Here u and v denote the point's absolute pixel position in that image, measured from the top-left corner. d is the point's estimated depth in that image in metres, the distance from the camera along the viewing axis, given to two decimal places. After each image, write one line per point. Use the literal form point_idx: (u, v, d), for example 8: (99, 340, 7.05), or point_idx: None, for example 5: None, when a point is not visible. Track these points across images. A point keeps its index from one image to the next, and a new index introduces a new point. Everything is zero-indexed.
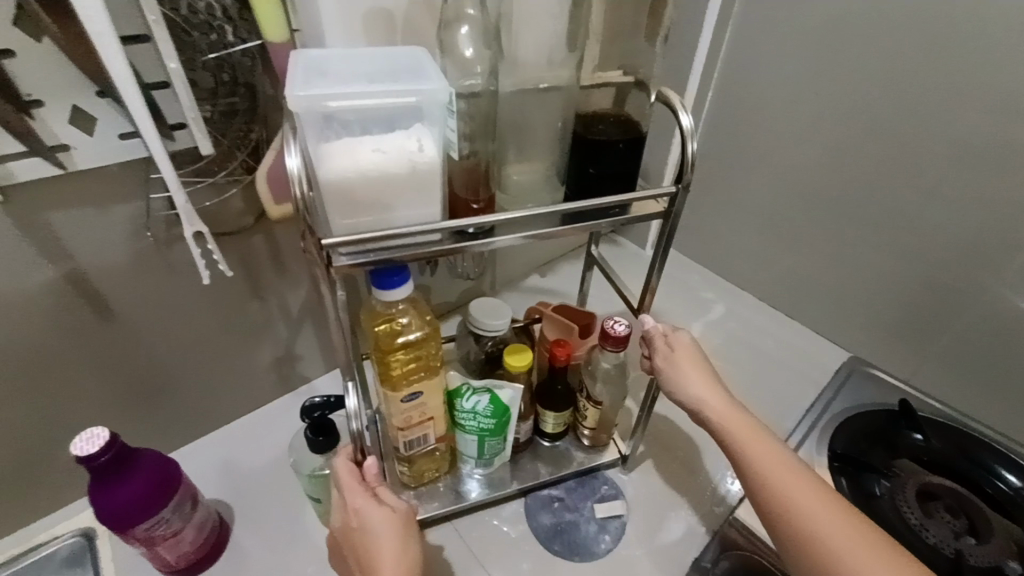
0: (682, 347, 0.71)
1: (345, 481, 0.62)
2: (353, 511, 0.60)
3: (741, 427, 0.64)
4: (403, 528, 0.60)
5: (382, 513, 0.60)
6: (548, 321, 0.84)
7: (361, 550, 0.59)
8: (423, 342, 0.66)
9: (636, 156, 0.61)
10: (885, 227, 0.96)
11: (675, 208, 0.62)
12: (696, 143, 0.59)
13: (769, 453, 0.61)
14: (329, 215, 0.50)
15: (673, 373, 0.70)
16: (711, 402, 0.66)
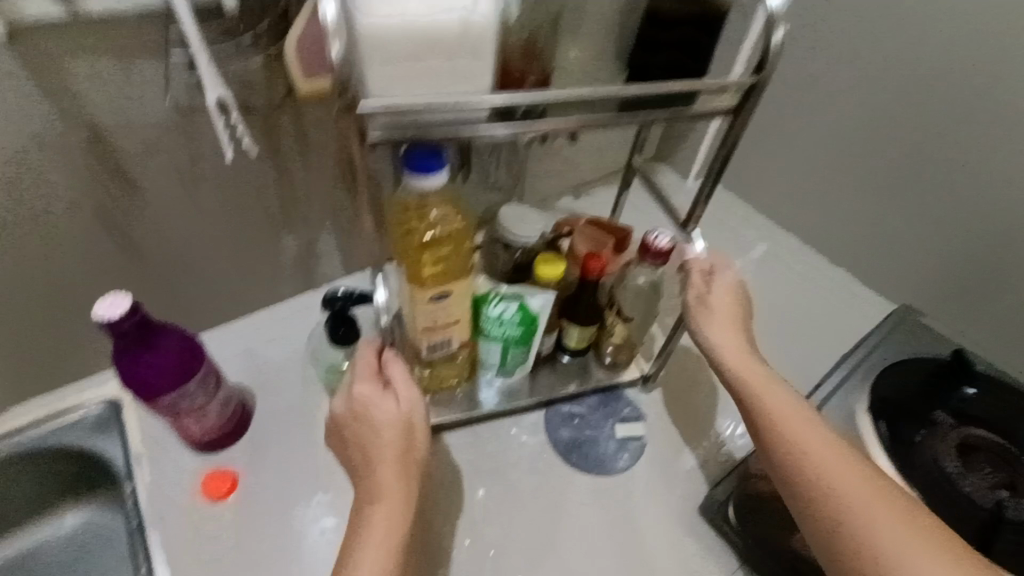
0: (722, 289, 0.67)
1: (359, 369, 0.62)
2: (360, 402, 0.60)
3: (755, 376, 0.63)
4: (408, 430, 0.59)
5: (391, 410, 0.59)
6: (579, 234, 0.79)
7: (363, 440, 0.59)
8: (452, 240, 0.61)
9: (708, 43, 0.53)
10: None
11: (750, 103, 0.55)
12: (785, 29, 0.50)
13: (782, 404, 0.61)
14: (367, 76, 0.44)
15: (704, 318, 0.67)
16: (731, 350, 0.65)
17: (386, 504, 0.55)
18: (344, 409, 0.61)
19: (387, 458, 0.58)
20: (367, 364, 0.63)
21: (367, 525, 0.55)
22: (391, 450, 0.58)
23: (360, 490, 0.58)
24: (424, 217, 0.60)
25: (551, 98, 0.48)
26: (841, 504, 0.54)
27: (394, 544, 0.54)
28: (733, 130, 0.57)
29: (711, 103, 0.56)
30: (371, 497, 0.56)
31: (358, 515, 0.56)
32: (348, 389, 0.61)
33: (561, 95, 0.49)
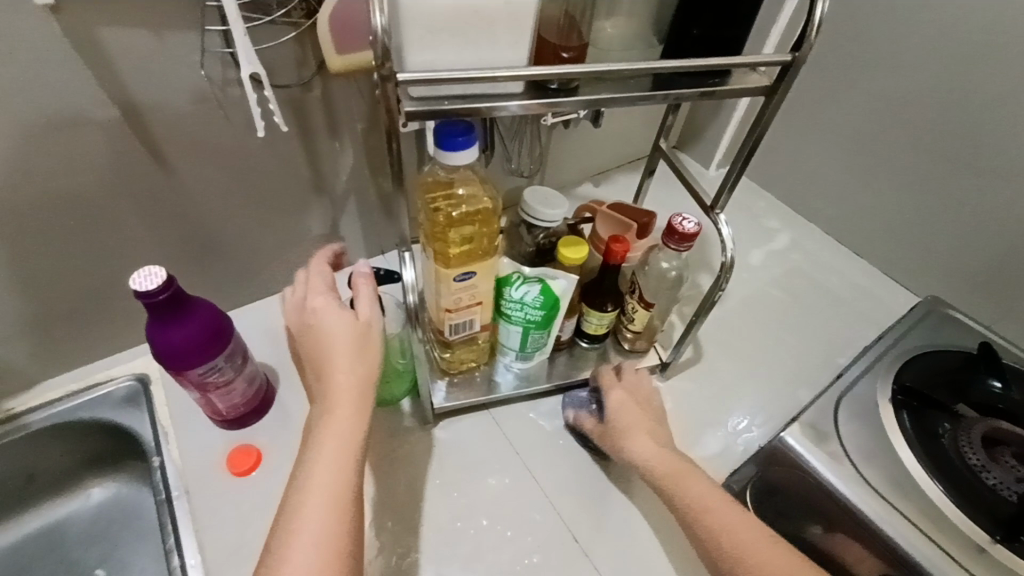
0: (614, 404, 0.73)
1: (316, 282, 0.62)
2: (312, 312, 0.59)
3: (674, 469, 0.65)
4: (362, 336, 0.58)
5: (339, 315, 0.58)
6: (602, 218, 0.80)
7: (316, 350, 0.58)
8: (478, 218, 0.61)
9: (750, 11, 0.52)
10: (998, 160, 0.86)
11: (782, 84, 0.55)
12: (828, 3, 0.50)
13: (703, 492, 0.62)
14: (405, 48, 0.44)
15: (617, 436, 0.71)
16: (650, 456, 0.67)
17: (339, 410, 0.54)
18: (297, 326, 0.60)
19: (339, 363, 0.56)
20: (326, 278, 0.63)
21: (321, 433, 0.53)
22: (346, 353, 0.57)
23: (316, 401, 0.56)
24: (453, 197, 0.60)
25: (588, 73, 0.49)
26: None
27: (353, 447, 0.53)
28: (767, 112, 0.57)
29: (745, 83, 0.56)
30: (325, 406, 0.55)
31: (311, 429, 0.54)
32: (302, 302, 0.61)
33: (598, 70, 0.49)
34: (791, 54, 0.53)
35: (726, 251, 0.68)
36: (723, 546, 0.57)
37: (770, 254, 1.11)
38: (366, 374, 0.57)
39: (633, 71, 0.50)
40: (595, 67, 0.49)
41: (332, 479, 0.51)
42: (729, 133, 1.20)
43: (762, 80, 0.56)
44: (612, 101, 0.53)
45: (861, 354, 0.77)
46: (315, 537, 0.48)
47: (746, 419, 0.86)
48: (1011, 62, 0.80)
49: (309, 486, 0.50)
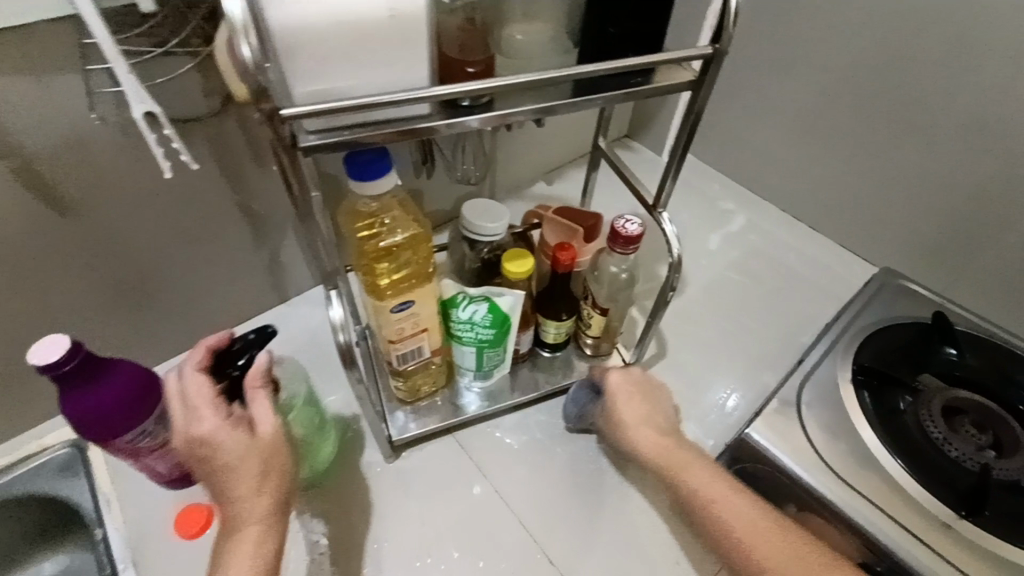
0: (612, 391, 0.71)
1: (192, 392, 0.53)
2: (195, 436, 0.51)
3: (677, 457, 0.64)
4: (264, 455, 0.53)
5: (237, 439, 0.52)
6: (549, 224, 0.76)
7: (212, 472, 0.52)
8: (408, 246, 0.58)
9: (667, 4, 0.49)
10: (942, 125, 0.86)
11: (706, 77, 0.53)
12: None
13: (705, 484, 0.61)
14: (290, 80, 0.40)
15: (618, 431, 0.69)
16: (652, 446, 0.66)
17: (244, 538, 0.51)
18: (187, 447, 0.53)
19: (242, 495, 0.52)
20: (205, 390, 0.54)
21: (228, 559, 0.50)
22: (245, 472, 0.52)
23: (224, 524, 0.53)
24: (382, 225, 0.57)
25: (500, 87, 0.46)
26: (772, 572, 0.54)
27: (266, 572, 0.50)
28: (697, 106, 0.55)
29: (669, 78, 0.54)
30: (234, 531, 0.52)
31: (221, 551, 0.52)
32: (185, 420, 0.53)
33: (510, 83, 0.46)
34: (711, 46, 0.51)
35: (673, 249, 0.66)
36: (729, 532, 0.57)
37: (729, 238, 1.11)
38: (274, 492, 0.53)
39: (547, 79, 0.48)
40: (506, 79, 0.46)
41: None
42: (677, 118, 1.19)
43: (687, 74, 0.54)
44: (530, 113, 0.50)
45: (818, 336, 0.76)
46: None
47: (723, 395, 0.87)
48: (947, 24, 0.80)
49: None
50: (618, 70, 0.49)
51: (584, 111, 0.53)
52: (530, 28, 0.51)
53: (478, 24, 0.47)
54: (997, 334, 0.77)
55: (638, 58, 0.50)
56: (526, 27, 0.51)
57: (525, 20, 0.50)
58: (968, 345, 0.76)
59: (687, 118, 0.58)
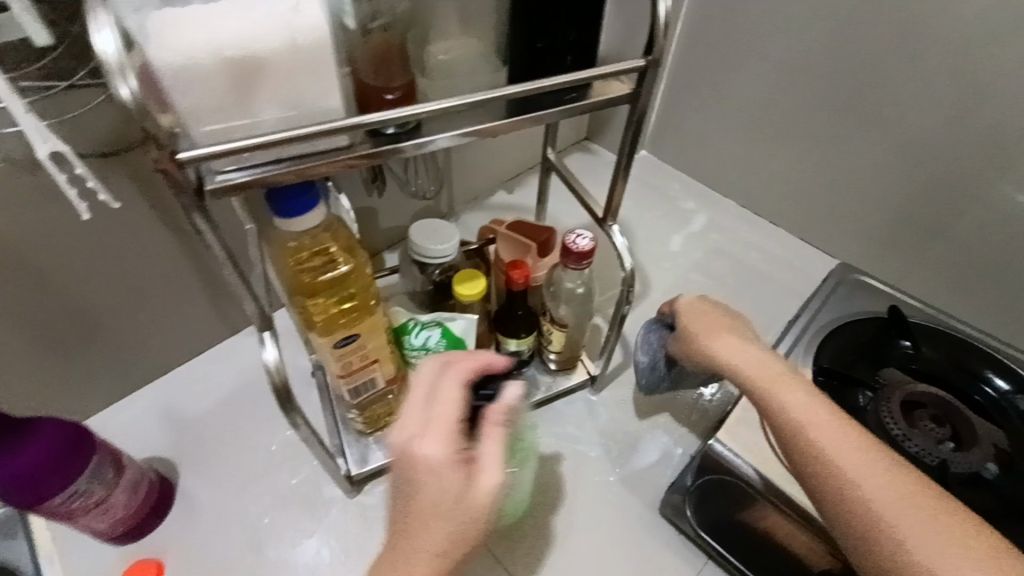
0: (692, 315, 0.68)
1: (443, 408, 0.48)
2: (423, 459, 0.45)
3: (775, 379, 0.58)
4: (471, 515, 0.45)
5: (457, 481, 0.45)
6: (503, 241, 0.75)
7: (409, 503, 0.45)
8: (347, 277, 0.55)
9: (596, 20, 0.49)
10: (893, 114, 0.87)
11: (642, 88, 0.52)
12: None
13: (804, 411, 0.55)
14: (186, 120, 0.37)
15: (694, 346, 0.66)
16: (741, 361, 0.61)
17: None
18: (399, 457, 0.47)
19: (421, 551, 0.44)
20: (454, 416, 0.48)
21: None
22: (444, 521, 0.44)
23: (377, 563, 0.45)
24: (325, 259, 0.54)
25: (424, 112, 0.44)
26: (878, 515, 0.47)
27: None
28: (636, 117, 0.53)
29: (605, 91, 0.52)
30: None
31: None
32: (418, 435, 0.47)
33: (435, 107, 0.44)
34: (645, 57, 0.49)
35: (625, 262, 0.65)
36: (819, 455, 0.52)
37: (691, 238, 1.11)
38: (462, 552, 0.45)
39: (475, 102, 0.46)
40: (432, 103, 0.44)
41: None
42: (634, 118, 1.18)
43: (623, 85, 0.52)
44: (462, 136, 0.48)
45: (779, 335, 0.76)
46: None
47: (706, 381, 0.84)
48: (894, 14, 0.80)
49: None
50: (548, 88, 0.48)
51: (520, 130, 0.51)
52: (456, 44, 0.48)
53: (395, 45, 0.45)
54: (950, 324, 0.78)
55: (569, 74, 0.48)
56: (450, 44, 0.48)
57: (450, 35, 0.48)
58: (925, 335, 0.76)
59: (628, 130, 0.56)
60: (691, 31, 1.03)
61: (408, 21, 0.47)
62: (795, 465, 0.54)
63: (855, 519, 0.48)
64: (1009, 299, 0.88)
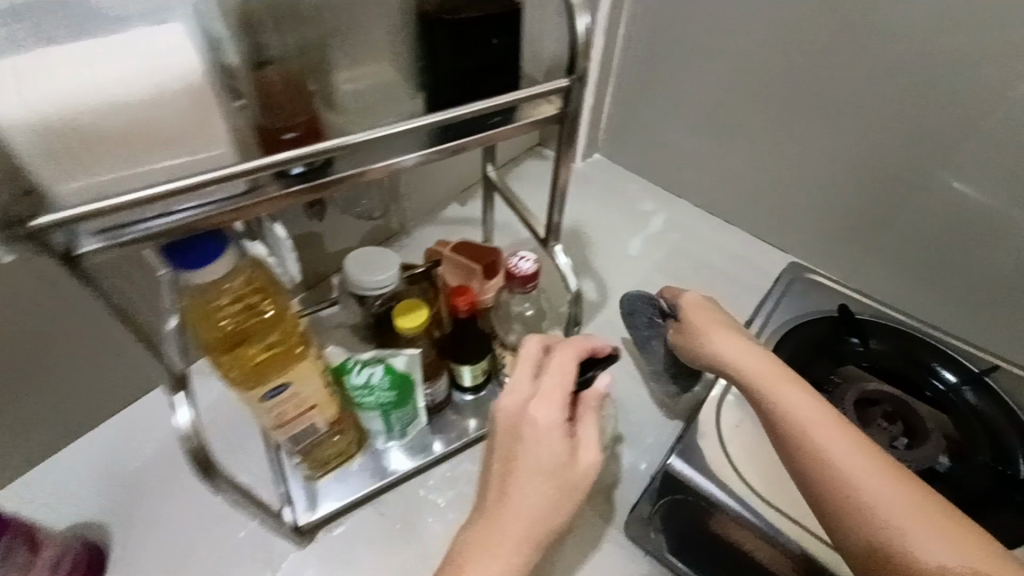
0: (698, 315, 0.72)
1: (552, 381, 0.53)
2: (531, 425, 0.51)
3: (774, 378, 0.61)
4: (564, 482, 0.50)
5: (563, 448, 0.50)
6: (447, 264, 0.72)
7: (509, 465, 0.50)
8: (271, 323, 0.52)
9: (514, 42, 0.47)
10: (837, 108, 0.87)
11: (567, 107, 0.49)
12: (589, 17, 0.45)
13: (799, 409, 0.57)
14: (47, 177, 0.35)
15: (696, 341, 0.70)
16: (740, 359, 0.64)
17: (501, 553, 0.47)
18: (507, 422, 0.52)
19: (520, 511, 0.48)
20: (560, 391, 0.53)
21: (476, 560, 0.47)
22: (540, 484, 0.49)
23: (473, 520, 0.50)
24: (250, 308, 0.50)
25: (329, 148, 0.42)
26: (875, 511, 0.49)
27: None
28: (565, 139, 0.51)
29: (529, 111, 0.49)
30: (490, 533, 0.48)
31: (467, 546, 0.48)
32: (525, 402, 0.52)
33: (341, 142, 0.42)
34: (567, 77, 0.47)
35: (570, 284, 0.63)
36: (811, 451, 0.54)
37: (649, 240, 1.10)
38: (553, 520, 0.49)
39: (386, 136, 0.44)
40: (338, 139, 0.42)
41: None
42: (588, 122, 1.17)
43: (548, 105, 0.50)
44: (381, 168, 0.45)
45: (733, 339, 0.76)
46: None
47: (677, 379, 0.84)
48: (833, 7, 0.80)
49: None
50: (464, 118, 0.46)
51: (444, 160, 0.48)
52: (368, 77, 0.46)
53: (300, 86, 0.44)
54: (900, 318, 0.77)
55: (486, 99, 0.46)
56: (359, 80, 0.46)
57: (361, 71, 0.47)
58: (878, 330, 0.76)
59: (559, 150, 0.54)
60: (640, 29, 1.02)
61: (309, 58, 0.45)
62: (788, 460, 0.56)
63: (848, 516, 0.50)
64: (959, 289, 0.89)
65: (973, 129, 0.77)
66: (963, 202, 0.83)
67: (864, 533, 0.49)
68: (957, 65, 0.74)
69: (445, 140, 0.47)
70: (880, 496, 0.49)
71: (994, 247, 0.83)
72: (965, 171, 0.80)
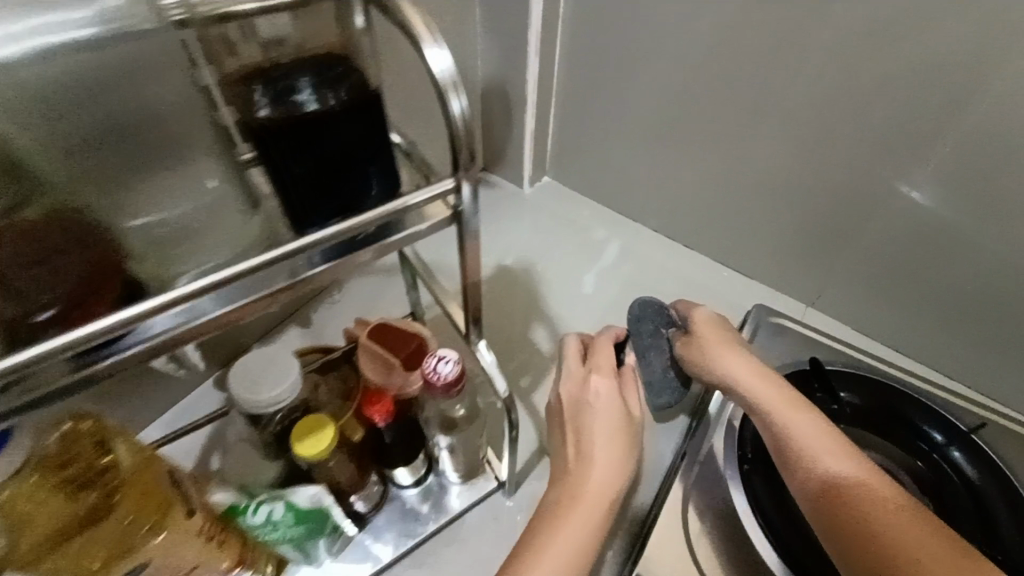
0: (704, 328, 0.70)
1: (601, 354, 0.65)
2: (591, 387, 0.62)
3: (780, 401, 0.59)
4: (628, 428, 0.60)
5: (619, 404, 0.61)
6: (362, 355, 0.61)
7: (577, 420, 0.61)
8: (106, 502, 0.40)
9: (367, 136, 0.39)
10: (798, 121, 0.78)
11: (461, 207, 0.42)
12: (462, 95, 0.37)
13: (808, 432, 0.56)
14: None
15: (699, 356, 0.67)
16: (745, 376, 0.62)
17: (593, 503, 0.55)
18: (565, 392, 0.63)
19: (602, 461, 0.57)
20: (608, 359, 0.65)
21: (562, 514, 0.55)
22: (612, 430, 0.59)
23: (560, 484, 0.57)
24: (67, 493, 0.40)
25: (174, 299, 0.36)
26: (894, 546, 0.47)
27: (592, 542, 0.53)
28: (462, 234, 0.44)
29: (414, 217, 0.42)
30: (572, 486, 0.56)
31: (563, 502, 0.56)
32: (579, 375, 0.64)
33: (186, 290, 0.37)
34: (451, 176, 0.41)
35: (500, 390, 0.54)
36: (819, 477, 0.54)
37: (604, 273, 1.01)
38: (624, 475, 0.58)
39: (236, 274, 0.38)
40: (186, 286, 0.37)
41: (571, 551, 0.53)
42: (531, 143, 1.06)
43: (439, 207, 0.43)
44: (224, 308, 0.38)
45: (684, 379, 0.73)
46: None
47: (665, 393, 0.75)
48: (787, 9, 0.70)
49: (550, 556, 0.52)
50: (337, 245, 0.40)
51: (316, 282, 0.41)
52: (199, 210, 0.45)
53: (110, 237, 0.41)
54: (876, 369, 0.70)
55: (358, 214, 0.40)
56: (178, 214, 0.44)
57: (180, 207, 0.45)
58: (856, 385, 0.67)
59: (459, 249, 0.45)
60: (578, 37, 0.91)
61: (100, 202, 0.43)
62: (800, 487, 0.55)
63: (864, 547, 0.49)
64: (935, 308, 0.83)
65: (933, 146, 0.70)
66: (930, 220, 0.76)
67: (883, 571, 0.47)
68: (922, 72, 0.66)
69: (311, 261, 0.40)
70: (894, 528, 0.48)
71: (964, 264, 0.77)
72: (931, 186, 0.73)
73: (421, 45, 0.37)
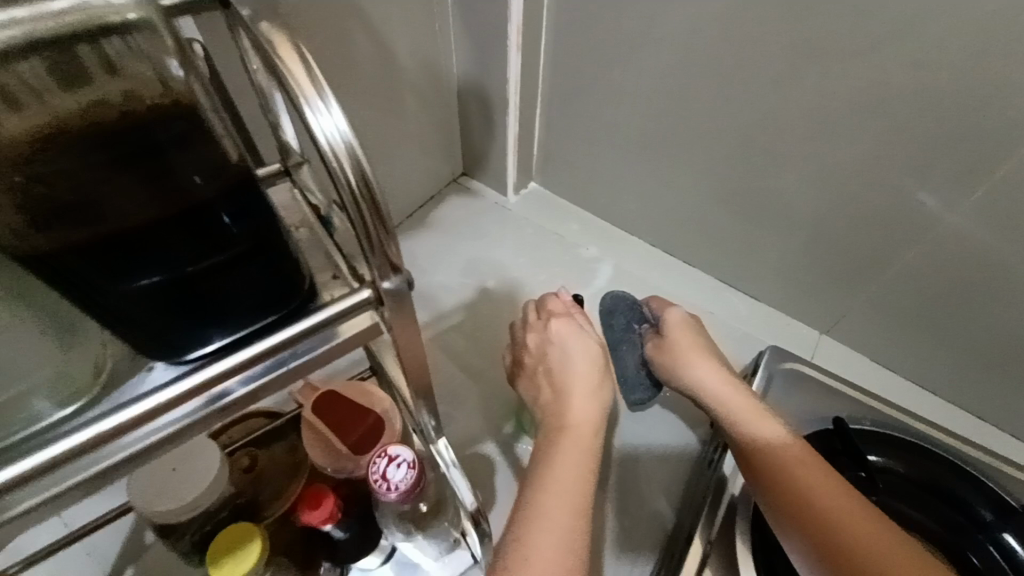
0: (673, 320, 0.69)
1: (554, 304, 0.64)
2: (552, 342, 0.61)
3: (731, 389, 0.61)
4: (599, 375, 0.59)
5: (586, 345, 0.60)
6: (304, 431, 0.51)
7: (549, 372, 0.60)
8: None
9: (237, 229, 0.26)
10: (827, 132, 0.66)
11: (389, 315, 0.33)
12: (350, 146, 0.28)
13: (744, 410, 0.58)
14: None
15: (664, 343, 0.68)
16: (700, 366, 0.64)
17: (574, 441, 0.53)
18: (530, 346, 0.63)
19: (579, 398, 0.57)
20: (563, 307, 0.64)
21: (547, 466, 0.51)
22: (584, 379, 0.58)
23: (546, 426, 0.56)
24: None
25: (30, 473, 0.27)
26: (827, 507, 0.47)
27: (583, 493, 0.49)
28: (381, 311, 0.33)
29: (336, 329, 0.32)
30: (557, 433, 0.54)
31: (552, 441, 0.54)
32: (546, 331, 0.62)
33: (42, 458, 0.27)
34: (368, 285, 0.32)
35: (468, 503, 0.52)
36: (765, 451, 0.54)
37: (594, 298, 0.90)
38: (600, 413, 0.56)
39: (155, 405, 0.29)
40: (42, 452, 0.27)
41: (562, 494, 0.49)
42: (515, 148, 0.93)
43: (366, 317, 0.33)
44: (140, 444, 0.30)
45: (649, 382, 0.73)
46: (544, 549, 0.45)
47: (637, 394, 0.73)
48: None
49: (546, 513, 0.47)
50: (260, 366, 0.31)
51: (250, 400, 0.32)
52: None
53: None
54: (920, 433, 0.62)
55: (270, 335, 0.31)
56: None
57: None
58: (891, 448, 0.60)
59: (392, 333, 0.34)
60: (567, 30, 0.78)
61: None
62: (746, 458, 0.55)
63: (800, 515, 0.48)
64: (965, 344, 0.74)
65: (981, 170, 0.60)
66: (969, 253, 0.66)
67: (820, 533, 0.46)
68: (979, 85, 0.55)
69: (226, 388, 0.31)
70: (825, 494, 0.48)
71: (1010, 302, 0.67)
72: (980, 215, 0.63)
73: (301, 112, 0.27)
